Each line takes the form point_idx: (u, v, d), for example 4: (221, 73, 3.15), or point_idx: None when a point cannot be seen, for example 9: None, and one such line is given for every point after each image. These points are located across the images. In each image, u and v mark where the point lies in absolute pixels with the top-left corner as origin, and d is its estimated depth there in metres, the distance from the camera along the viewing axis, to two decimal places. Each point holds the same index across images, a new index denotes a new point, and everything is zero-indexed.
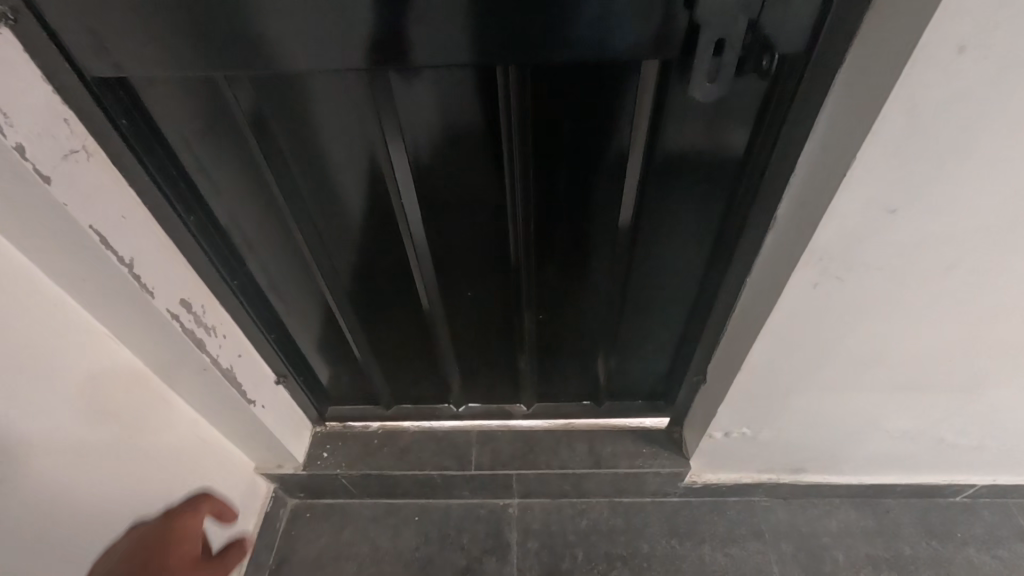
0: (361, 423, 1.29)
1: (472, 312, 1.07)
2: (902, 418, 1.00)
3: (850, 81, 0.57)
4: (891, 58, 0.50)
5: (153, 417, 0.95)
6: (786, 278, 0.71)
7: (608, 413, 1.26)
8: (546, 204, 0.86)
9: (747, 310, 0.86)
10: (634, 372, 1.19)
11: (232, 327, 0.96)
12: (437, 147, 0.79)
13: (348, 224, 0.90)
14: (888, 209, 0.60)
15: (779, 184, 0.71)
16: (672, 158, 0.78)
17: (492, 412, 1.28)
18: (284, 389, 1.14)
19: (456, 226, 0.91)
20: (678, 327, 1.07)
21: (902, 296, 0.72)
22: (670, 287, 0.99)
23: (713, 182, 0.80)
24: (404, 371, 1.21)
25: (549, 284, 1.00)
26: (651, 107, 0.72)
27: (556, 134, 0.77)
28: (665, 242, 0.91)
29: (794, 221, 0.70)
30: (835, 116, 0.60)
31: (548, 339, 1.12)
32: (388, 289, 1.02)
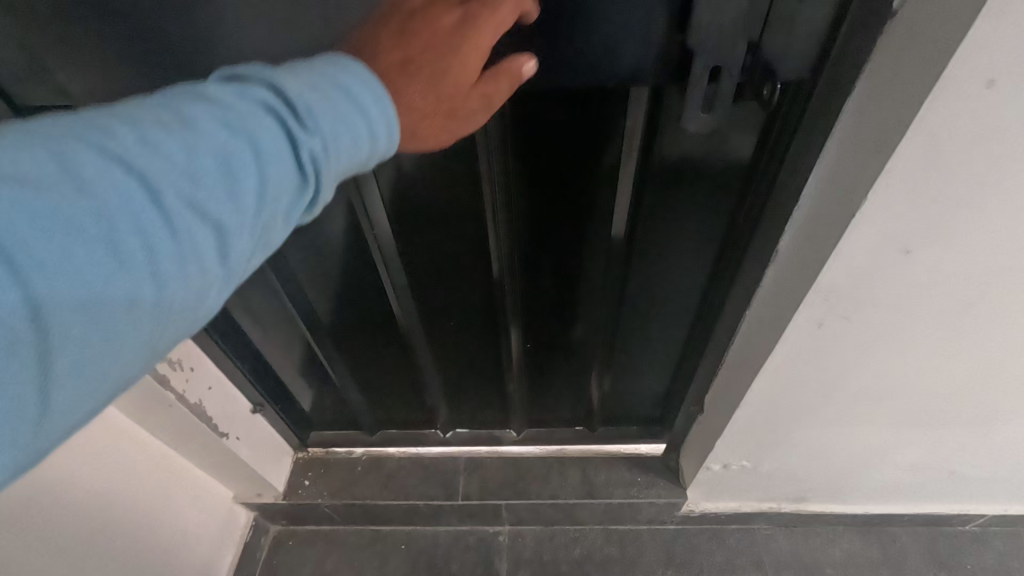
0: (345, 449, 1.24)
1: (457, 336, 1.02)
2: (911, 452, 0.94)
3: (854, 112, 0.52)
4: (903, 91, 0.45)
5: (121, 453, 0.90)
6: (789, 317, 0.66)
7: (602, 439, 1.21)
8: (532, 226, 0.81)
9: (748, 341, 0.80)
10: (630, 397, 1.14)
11: (200, 358, 0.91)
12: (413, 168, 0.74)
13: (323, 249, 0.85)
14: (903, 248, 0.54)
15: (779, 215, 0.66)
16: (665, 179, 0.73)
17: (481, 437, 1.22)
18: (260, 417, 1.09)
19: (437, 249, 0.86)
20: (674, 353, 1.02)
21: (916, 335, 0.66)
22: (665, 311, 0.94)
23: (710, 207, 0.75)
24: (388, 397, 1.16)
25: (538, 308, 0.95)
26: (642, 130, 0.68)
27: (539, 157, 0.72)
28: (659, 267, 0.86)
29: (796, 257, 0.64)
30: (836, 149, 0.55)
31: (538, 363, 1.07)
32: (369, 315, 0.97)
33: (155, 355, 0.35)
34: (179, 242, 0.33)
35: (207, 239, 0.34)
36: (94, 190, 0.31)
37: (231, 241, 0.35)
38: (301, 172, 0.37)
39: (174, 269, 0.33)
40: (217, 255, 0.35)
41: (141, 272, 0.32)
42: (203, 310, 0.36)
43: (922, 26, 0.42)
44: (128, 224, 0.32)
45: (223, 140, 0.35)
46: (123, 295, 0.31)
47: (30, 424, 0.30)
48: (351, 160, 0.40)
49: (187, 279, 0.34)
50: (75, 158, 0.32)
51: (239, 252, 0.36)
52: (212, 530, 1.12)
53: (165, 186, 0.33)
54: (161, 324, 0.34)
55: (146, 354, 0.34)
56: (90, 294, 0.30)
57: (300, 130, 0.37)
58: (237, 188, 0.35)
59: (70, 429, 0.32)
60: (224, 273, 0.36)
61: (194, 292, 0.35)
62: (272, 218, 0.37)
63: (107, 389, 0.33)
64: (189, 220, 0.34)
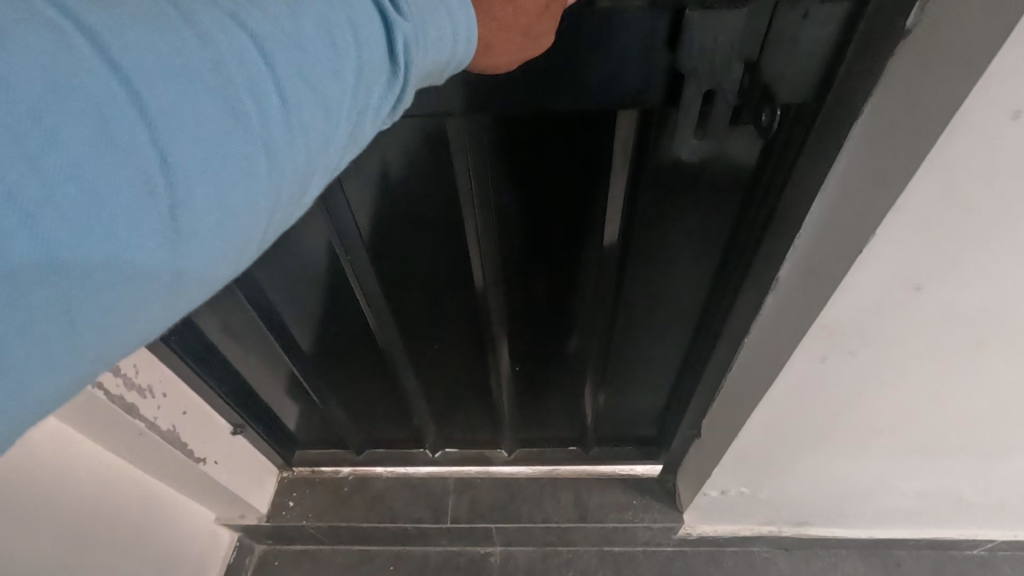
0: (331, 468, 1.20)
1: (445, 358, 0.98)
2: (917, 480, 0.90)
3: (859, 142, 0.48)
4: (908, 121, 0.41)
5: (99, 472, 0.85)
6: (789, 349, 0.62)
7: (596, 460, 1.17)
8: (519, 248, 0.77)
9: (747, 369, 0.76)
10: (625, 418, 1.10)
11: (173, 382, 0.87)
12: (393, 187, 0.70)
13: (301, 270, 0.81)
14: (914, 286, 0.50)
15: (781, 242, 0.62)
16: (658, 203, 0.69)
17: (470, 457, 1.19)
18: (241, 438, 1.05)
19: (421, 271, 0.82)
20: (670, 374, 0.98)
21: (926, 371, 0.62)
22: (660, 335, 0.90)
23: (705, 230, 0.71)
24: (374, 417, 1.12)
25: (528, 329, 0.92)
26: (633, 152, 0.64)
27: (525, 179, 0.68)
28: (654, 289, 0.82)
29: (797, 288, 0.60)
30: (839, 179, 0.51)
31: (529, 383, 1.03)
32: (352, 338, 0.93)
33: (263, 240, 0.34)
34: (291, 118, 0.31)
35: (315, 121, 0.33)
36: (213, 46, 0.29)
37: (332, 129, 0.34)
38: (399, 64, 0.36)
39: (282, 141, 0.31)
40: (319, 139, 0.33)
41: (250, 141, 0.30)
42: (303, 196, 0.35)
43: (930, 52, 0.39)
44: (246, 88, 0.30)
45: (329, 17, 0.33)
46: (234, 163, 0.30)
47: (162, 288, 0.29)
48: (438, 63, 0.38)
49: (296, 161, 0.32)
50: (188, 9, 0.29)
51: (335, 141, 0.34)
52: (195, 549, 1.07)
53: (271, 49, 0.31)
54: (274, 203, 0.32)
55: (257, 236, 0.33)
56: (212, 159, 0.29)
57: (399, 17, 0.35)
58: (342, 69, 0.33)
59: (191, 298, 0.32)
60: (325, 160, 0.35)
61: (301, 175, 0.33)
62: (364, 106, 0.35)
63: (224, 264, 0.32)
64: (293, 93, 0.31)
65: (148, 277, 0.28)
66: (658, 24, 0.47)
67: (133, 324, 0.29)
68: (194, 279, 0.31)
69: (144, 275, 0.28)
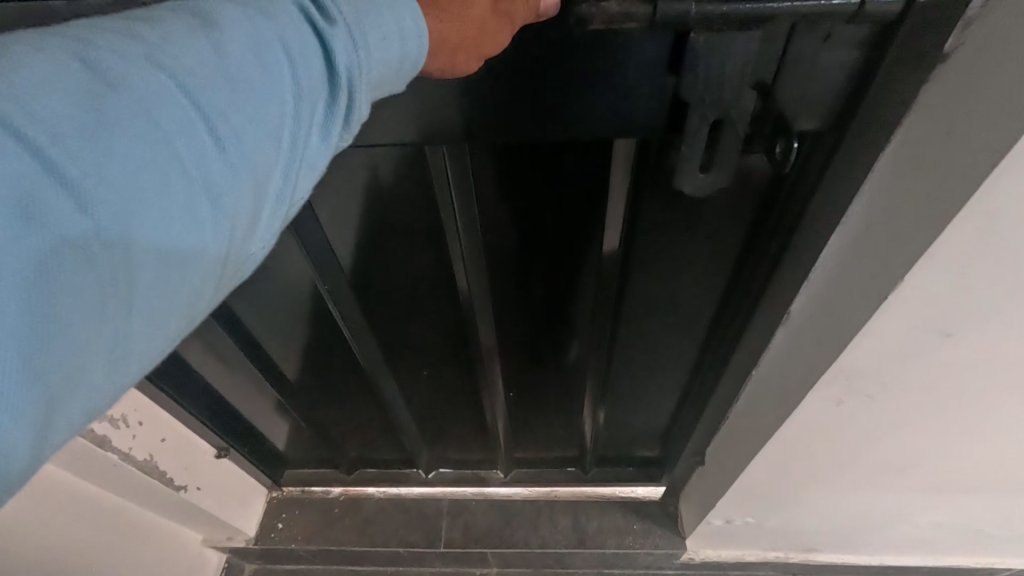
0: (322, 488, 1.16)
1: (436, 380, 0.94)
2: (935, 514, 0.85)
3: (884, 176, 0.43)
4: (942, 159, 0.37)
5: (78, 510, 0.79)
6: (801, 390, 0.57)
7: (595, 482, 1.12)
8: (511, 271, 0.73)
9: (754, 404, 0.71)
10: (624, 440, 1.05)
11: (151, 409, 0.83)
12: (375, 209, 0.66)
13: (283, 294, 0.77)
14: (943, 334, 0.45)
15: (795, 272, 0.56)
16: (655, 229, 0.64)
17: (465, 478, 1.14)
18: (227, 461, 1.01)
19: (406, 295, 0.77)
20: (672, 397, 0.94)
21: (954, 416, 0.56)
22: (661, 358, 0.85)
23: (712, 253, 0.67)
24: (365, 438, 1.08)
25: (522, 351, 0.87)
26: (633, 175, 0.60)
27: (516, 202, 0.64)
28: (655, 314, 0.77)
29: (812, 326, 0.54)
30: (860, 214, 0.46)
31: (524, 404, 0.99)
32: (339, 361, 0.89)
33: (224, 285, 0.30)
34: (229, 150, 0.27)
35: (258, 149, 0.28)
36: (131, 87, 0.25)
37: (280, 159, 0.30)
38: (340, 77, 0.31)
39: (226, 184, 0.27)
40: (267, 174, 0.29)
41: (186, 189, 0.26)
42: (265, 231, 0.31)
43: (968, 84, 0.35)
44: (178, 130, 0.26)
45: (255, 39, 0.28)
46: (171, 216, 0.25)
47: (110, 356, 0.25)
48: (389, 74, 0.33)
49: (245, 201, 0.28)
50: (96, 55, 0.25)
51: (281, 173, 0.30)
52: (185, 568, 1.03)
53: (197, 84, 0.27)
54: (230, 247, 0.29)
55: (213, 285, 0.29)
56: (145, 207, 0.25)
57: (332, 25, 0.30)
58: (279, 93, 0.29)
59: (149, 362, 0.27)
60: (279, 189, 0.30)
61: (255, 210, 0.29)
62: (309, 129, 0.31)
63: (181, 317, 0.28)
64: (227, 128, 0.27)
65: (90, 347, 0.24)
66: (658, 45, 0.43)
67: (84, 402, 0.24)
68: (148, 341, 0.26)
69: (84, 346, 0.23)
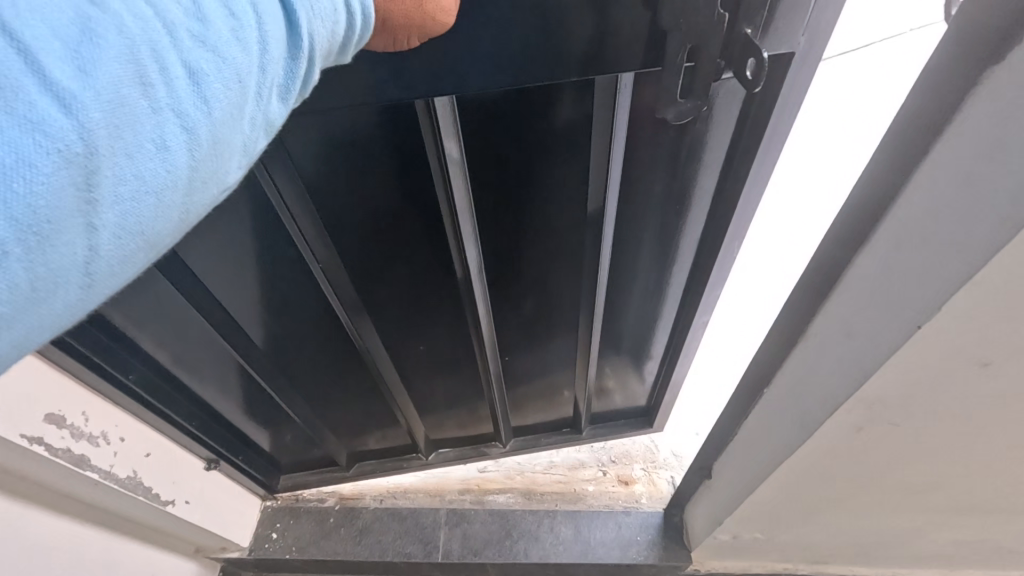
0: (317, 496, 1.14)
1: (432, 361, 0.93)
2: (955, 531, 0.80)
3: (915, 205, 0.38)
4: (992, 175, 0.31)
5: (55, 536, 0.75)
6: (826, 418, 0.52)
7: (592, 438, 1.17)
8: (507, 237, 0.74)
9: (764, 419, 0.67)
10: (617, 392, 1.11)
11: (136, 423, 0.79)
12: (364, 191, 0.64)
13: (269, 299, 0.74)
14: (979, 364, 0.41)
15: (817, 288, 0.51)
16: (645, 173, 0.69)
17: (466, 455, 1.15)
18: (217, 472, 0.98)
19: (399, 280, 0.76)
20: (660, 344, 0.99)
21: (985, 442, 0.51)
22: (648, 300, 0.91)
23: (689, 192, 0.72)
24: (361, 432, 1.06)
25: (517, 319, 0.89)
26: (623, 115, 0.60)
27: (505, 156, 0.64)
28: (642, 255, 0.82)
29: (832, 335, 0.49)
30: (891, 236, 0.40)
31: (522, 372, 1.01)
32: (332, 358, 0.87)
33: (184, 226, 0.28)
34: (203, 85, 0.25)
35: (232, 94, 0.27)
36: None
37: (245, 107, 0.28)
38: (302, 37, 0.30)
39: (198, 116, 0.25)
40: (233, 118, 0.27)
41: (158, 112, 0.24)
42: (224, 182, 0.29)
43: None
44: (148, 46, 0.24)
45: None
46: (145, 138, 0.23)
47: (69, 275, 0.22)
48: (334, 41, 0.33)
49: (212, 141, 0.26)
50: None
51: (242, 123, 0.28)
52: None
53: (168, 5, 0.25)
54: (191, 188, 0.26)
55: (172, 224, 0.26)
56: (120, 121, 0.22)
57: None
58: (247, 37, 0.27)
59: (102, 294, 0.24)
60: (238, 146, 0.29)
61: (220, 157, 0.27)
62: (269, 82, 0.29)
63: (144, 253, 0.25)
64: (200, 56, 0.25)
65: (52, 261, 0.21)
66: None
67: (20, 331, 0.21)
68: (109, 269, 0.24)
69: (47, 258, 0.21)
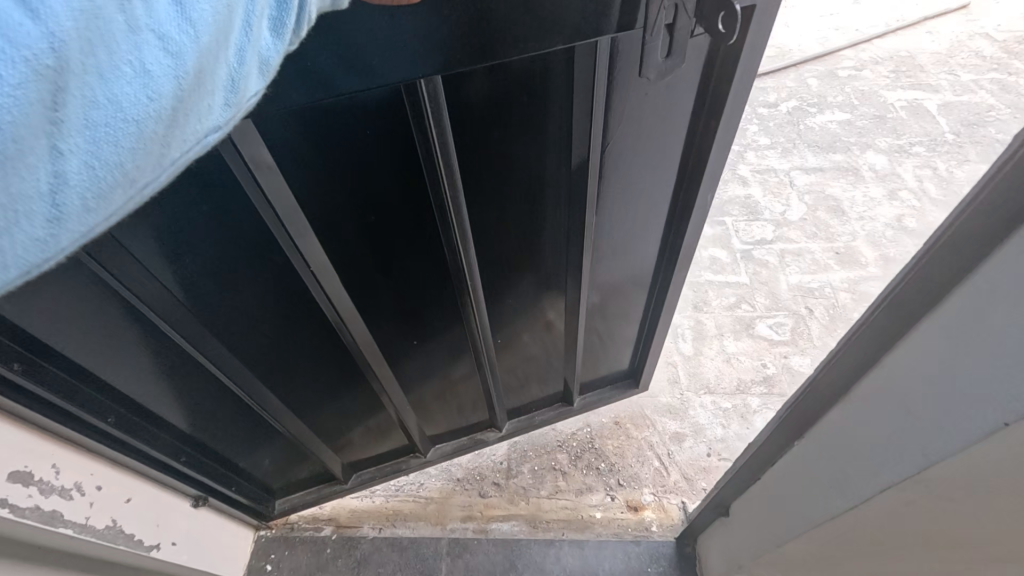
0: (313, 524, 1.09)
1: (429, 361, 0.94)
2: None
3: (996, 277, 0.33)
4: None
5: None
6: (877, 493, 0.46)
7: (585, 407, 1.19)
8: (500, 225, 0.75)
9: (792, 477, 0.62)
10: (604, 364, 1.14)
11: (116, 468, 0.74)
12: (354, 198, 0.62)
13: (260, 319, 0.71)
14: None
15: (862, 345, 0.46)
16: (629, 151, 0.72)
17: (462, 447, 1.15)
18: (206, 508, 0.93)
19: (395, 282, 0.76)
20: (638, 305, 1.03)
21: None
22: (632, 271, 0.95)
23: (666, 160, 0.76)
24: (360, 444, 1.04)
25: (512, 303, 0.90)
26: (602, 87, 0.62)
27: (494, 138, 0.63)
28: (625, 232, 0.85)
29: (886, 399, 0.44)
30: (965, 312, 0.35)
31: (518, 355, 1.02)
32: (328, 372, 0.85)
33: (169, 163, 0.26)
34: (183, 10, 0.24)
35: (217, 25, 0.26)
36: None
37: (230, 42, 0.27)
38: None
39: (181, 45, 0.24)
40: (219, 52, 0.27)
41: (141, 36, 0.23)
42: (212, 117, 0.28)
43: None
44: None
45: None
46: (125, 61, 0.22)
47: (39, 204, 0.21)
48: None
49: (197, 71, 0.25)
50: None
51: (227, 56, 0.27)
52: None
53: None
54: (174, 122, 0.25)
55: (158, 158, 0.25)
56: (97, 40, 0.21)
57: None
58: None
59: (83, 230, 0.23)
60: (223, 84, 0.28)
61: (204, 87, 0.26)
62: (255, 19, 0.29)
63: (125, 186, 0.24)
64: None
65: (12, 184, 0.20)
66: None
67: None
68: (87, 201, 0.22)
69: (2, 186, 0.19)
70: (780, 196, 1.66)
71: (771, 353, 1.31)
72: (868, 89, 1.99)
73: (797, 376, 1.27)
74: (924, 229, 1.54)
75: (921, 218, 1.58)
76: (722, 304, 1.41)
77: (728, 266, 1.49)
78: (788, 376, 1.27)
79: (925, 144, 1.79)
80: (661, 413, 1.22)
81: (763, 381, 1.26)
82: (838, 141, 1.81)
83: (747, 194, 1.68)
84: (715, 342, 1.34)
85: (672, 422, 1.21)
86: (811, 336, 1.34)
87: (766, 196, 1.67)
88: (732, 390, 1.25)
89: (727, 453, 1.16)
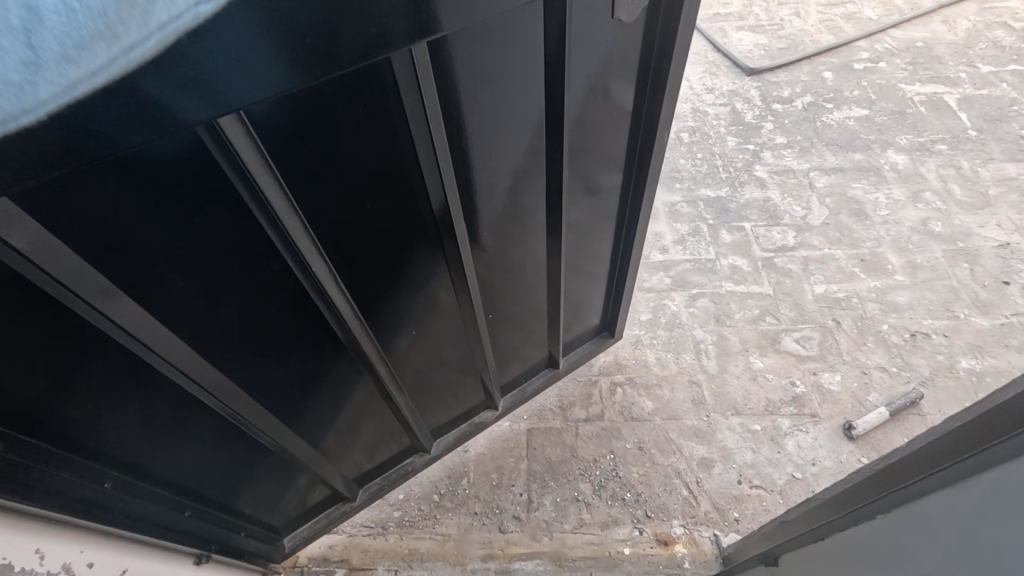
0: (324, 567, 1.03)
1: (430, 351, 0.93)
2: None
3: None
4: None
5: None
6: None
7: (567, 365, 1.26)
8: (490, 198, 0.75)
9: (863, 540, 0.55)
10: (580, 319, 1.20)
11: (111, 536, 0.67)
12: (352, 191, 0.60)
13: (263, 337, 0.66)
14: None
15: (1013, 437, 0.38)
16: (596, 104, 0.76)
17: (465, 434, 1.16)
18: (209, 566, 0.85)
19: (396, 276, 0.74)
20: (608, 257, 1.08)
21: None
22: (600, 227, 0.99)
23: (625, 108, 0.80)
24: (366, 457, 1.02)
25: (503, 276, 0.91)
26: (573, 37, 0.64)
27: (483, 109, 0.64)
28: (595, 185, 0.89)
29: (1017, 504, 0.36)
30: None
31: (510, 327, 1.03)
32: (332, 387, 0.81)
33: (159, 26, 0.33)
34: None
35: None
36: None
37: None
38: None
39: None
40: None
41: None
42: None
43: None
44: None
45: None
46: None
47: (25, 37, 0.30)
48: None
49: None
50: None
51: None
52: None
53: None
54: None
55: (138, 22, 0.32)
56: None
57: None
58: None
59: (68, 77, 0.32)
60: None
61: None
62: None
63: (107, 41, 0.32)
64: None
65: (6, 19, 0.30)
66: None
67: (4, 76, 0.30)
68: (63, 46, 0.31)
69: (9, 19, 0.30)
70: (801, 198, 1.59)
71: (799, 370, 1.25)
72: (886, 84, 1.92)
73: (828, 395, 1.21)
74: (951, 233, 1.48)
75: (947, 220, 1.52)
76: (745, 317, 1.35)
77: (749, 276, 1.43)
78: (818, 395, 1.21)
79: (947, 142, 1.72)
80: (687, 436, 1.16)
81: (793, 401, 1.20)
82: (857, 139, 1.74)
83: (766, 196, 1.61)
84: (740, 359, 1.28)
85: (699, 447, 1.15)
86: (840, 350, 1.28)
87: (785, 198, 1.60)
88: (761, 411, 1.19)
89: (758, 479, 1.10)
